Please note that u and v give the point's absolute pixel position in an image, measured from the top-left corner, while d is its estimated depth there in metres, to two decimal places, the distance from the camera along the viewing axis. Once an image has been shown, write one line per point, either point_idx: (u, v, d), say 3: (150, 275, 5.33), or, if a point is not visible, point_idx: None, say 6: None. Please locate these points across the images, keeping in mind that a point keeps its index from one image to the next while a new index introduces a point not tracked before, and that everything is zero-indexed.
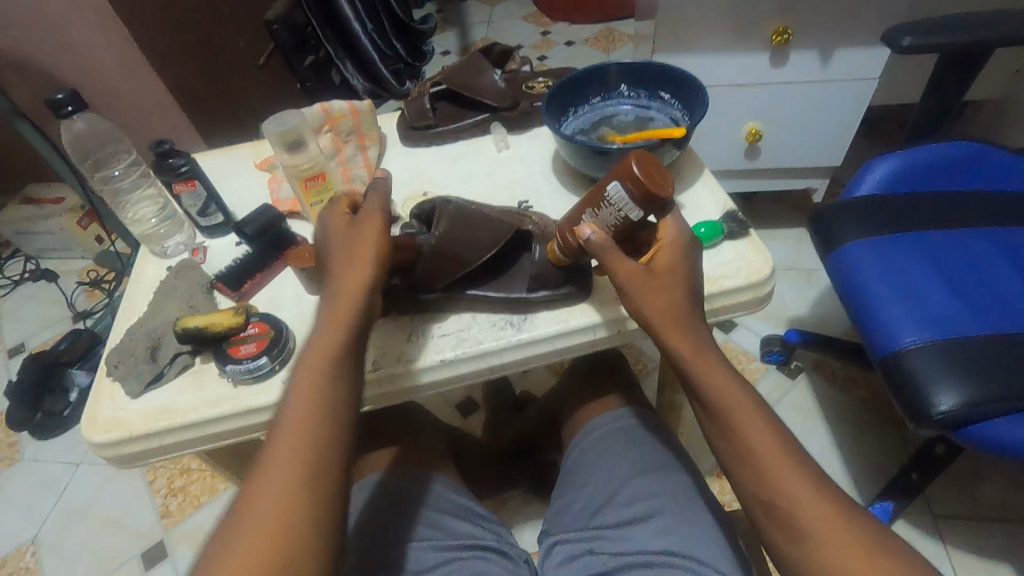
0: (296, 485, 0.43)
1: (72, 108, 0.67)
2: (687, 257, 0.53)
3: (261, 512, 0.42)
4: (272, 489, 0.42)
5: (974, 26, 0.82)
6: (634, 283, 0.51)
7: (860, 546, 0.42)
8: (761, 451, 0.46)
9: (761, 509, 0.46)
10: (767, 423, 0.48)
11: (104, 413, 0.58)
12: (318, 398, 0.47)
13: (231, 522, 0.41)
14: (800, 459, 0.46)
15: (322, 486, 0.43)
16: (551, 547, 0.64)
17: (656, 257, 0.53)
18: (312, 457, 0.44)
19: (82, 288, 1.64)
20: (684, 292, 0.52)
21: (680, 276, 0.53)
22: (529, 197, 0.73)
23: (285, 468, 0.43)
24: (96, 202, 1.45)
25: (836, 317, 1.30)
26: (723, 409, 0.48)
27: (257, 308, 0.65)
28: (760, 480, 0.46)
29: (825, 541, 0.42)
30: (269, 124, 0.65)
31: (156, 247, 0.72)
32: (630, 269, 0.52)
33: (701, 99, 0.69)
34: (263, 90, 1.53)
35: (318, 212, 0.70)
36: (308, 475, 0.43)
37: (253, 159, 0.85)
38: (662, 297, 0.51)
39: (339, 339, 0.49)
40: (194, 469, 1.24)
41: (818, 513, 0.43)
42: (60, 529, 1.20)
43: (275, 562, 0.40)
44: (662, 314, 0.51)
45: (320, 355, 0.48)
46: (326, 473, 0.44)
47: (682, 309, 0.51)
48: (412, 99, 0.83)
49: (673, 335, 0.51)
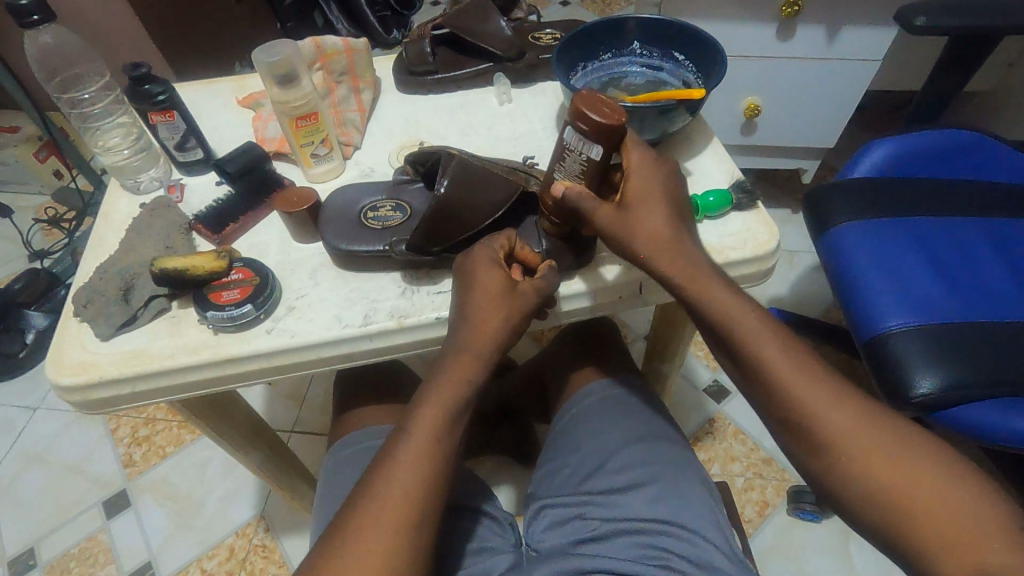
0: (414, 492, 0.46)
1: (38, 18, 0.61)
2: (660, 179, 0.53)
3: (373, 533, 0.44)
4: (396, 485, 0.46)
5: (989, 10, 0.80)
6: (613, 224, 0.51)
7: (887, 449, 0.45)
8: (779, 377, 0.49)
9: (792, 436, 0.49)
10: (782, 347, 0.50)
11: (72, 354, 0.54)
12: (441, 407, 0.49)
13: (372, 491, 0.46)
14: (823, 380, 0.49)
15: (425, 518, 0.46)
16: (538, 510, 0.63)
17: (626, 187, 0.52)
18: (426, 493, 0.46)
19: (39, 226, 1.54)
20: (662, 209, 0.53)
21: (655, 198, 0.53)
22: (533, 155, 0.70)
23: (397, 502, 0.45)
24: (55, 133, 1.36)
25: (814, 298, 1.32)
26: (740, 337, 0.50)
27: (240, 254, 0.61)
28: (787, 412, 0.48)
29: (854, 456, 0.45)
30: (259, 54, 0.60)
31: (128, 181, 0.67)
32: (604, 211, 0.51)
33: (717, 63, 0.67)
34: (241, 26, 1.44)
35: (308, 154, 0.65)
36: (422, 509, 0.46)
37: (236, 94, 0.79)
38: (644, 226, 0.52)
39: (474, 378, 0.50)
40: (160, 419, 1.20)
41: (841, 433, 0.46)
42: (15, 474, 1.15)
43: (402, 549, 0.44)
44: (651, 241, 0.52)
45: (449, 392, 0.49)
46: (432, 507, 0.47)
47: (668, 232, 0.52)
48: (411, 42, 0.78)
49: (661, 259, 0.52)
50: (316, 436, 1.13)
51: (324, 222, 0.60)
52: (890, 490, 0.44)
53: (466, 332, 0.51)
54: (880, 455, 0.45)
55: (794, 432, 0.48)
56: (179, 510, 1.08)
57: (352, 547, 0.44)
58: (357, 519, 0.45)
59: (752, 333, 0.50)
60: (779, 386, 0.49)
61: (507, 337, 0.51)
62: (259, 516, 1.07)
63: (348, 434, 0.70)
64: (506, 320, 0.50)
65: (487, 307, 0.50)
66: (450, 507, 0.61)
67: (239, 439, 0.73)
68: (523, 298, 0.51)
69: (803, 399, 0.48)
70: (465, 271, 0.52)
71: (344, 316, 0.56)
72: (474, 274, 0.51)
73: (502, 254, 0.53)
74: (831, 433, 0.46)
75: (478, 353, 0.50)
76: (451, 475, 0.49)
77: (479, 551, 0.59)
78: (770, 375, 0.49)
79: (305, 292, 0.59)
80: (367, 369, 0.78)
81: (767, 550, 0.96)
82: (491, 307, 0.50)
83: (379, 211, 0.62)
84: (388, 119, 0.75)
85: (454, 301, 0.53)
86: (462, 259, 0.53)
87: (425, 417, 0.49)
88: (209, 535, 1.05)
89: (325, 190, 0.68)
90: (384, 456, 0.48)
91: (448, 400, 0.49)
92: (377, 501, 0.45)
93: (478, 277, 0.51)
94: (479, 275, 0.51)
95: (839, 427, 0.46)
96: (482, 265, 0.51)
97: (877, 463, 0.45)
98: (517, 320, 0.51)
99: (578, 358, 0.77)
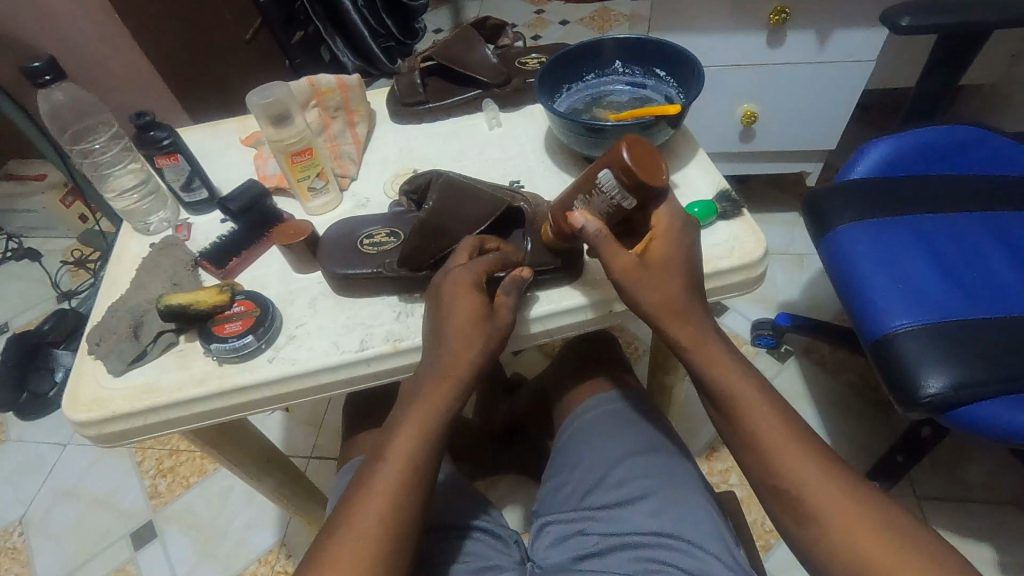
0: (394, 510, 0.48)
1: (50, 78, 0.65)
2: (682, 246, 0.53)
3: (355, 552, 0.46)
4: (377, 506, 0.48)
5: (974, 7, 0.81)
6: (628, 275, 0.52)
7: (845, 504, 0.46)
8: (768, 440, 0.49)
9: (776, 493, 0.49)
10: (755, 397, 0.51)
11: (86, 391, 0.57)
12: (424, 425, 0.51)
13: (358, 510, 0.48)
14: (783, 419, 0.50)
15: (405, 537, 0.48)
16: (541, 526, 0.64)
17: (650, 247, 0.53)
18: (403, 510, 0.48)
19: (67, 267, 1.61)
20: (681, 279, 0.52)
21: (676, 265, 0.53)
22: (522, 177, 0.72)
23: (378, 517, 0.47)
24: (79, 179, 1.43)
25: (827, 301, 1.31)
26: (731, 403, 0.51)
27: (243, 287, 0.64)
28: (775, 471, 0.49)
29: (834, 518, 0.46)
30: (252, 97, 0.63)
31: (138, 223, 0.71)
32: (624, 262, 0.52)
33: (697, 76, 0.68)
34: (251, 66, 1.50)
35: (305, 189, 0.68)
36: (394, 530, 0.47)
37: (240, 134, 0.83)
38: (660, 289, 0.52)
39: (452, 395, 0.52)
40: (183, 449, 1.23)
41: (826, 502, 0.46)
42: (48, 508, 1.19)
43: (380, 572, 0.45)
44: (663, 305, 0.52)
45: (421, 413, 0.51)
46: (405, 530, 0.48)
47: (682, 302, 0.52)
48: (402, 75, 0.81)
49: (674, 326, 0.52)
50: (333, 460, 1.15)
51: (320, 252, 0.63)
52: (846, 546, 0.45)
53: (445, 348, 0.52)
54: (837, 510, 0.46)
55: (782, 492, 0.48)
56: (203, 538, 1.11)
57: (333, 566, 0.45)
58: (341, 536, 0.47)
59: (734, 385, 0.51)
60: (765, 445, 0.49)
61: (485, 357, 0.52)
62: (280, 542, 1.09)
63: (357, 451, 0.71)
64: (478, 342, 0.52)
65: (460, 329, 0.52)
66: (452, 526, 0.62)
67: (252, 467, 0.75)
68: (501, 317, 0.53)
69: (773, 446, 0.49)
70: (439, 288, 0.54)
71: (342, 342, 0.58)
72: (455, 288, 0.53)
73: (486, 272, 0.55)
74: (800, 488, 0.47)
75: (452, 370, 0.51)
76: (423, 495, 0.50)
77: (482, 569, 0.59)
78: (767, 443, 0.49)
79: (304, 321, 0.61)
80: (375, 392, 0.80)
81: (791, 559, 0.95)
82: (463, 327, 0.52)
83: (373, 238, 0.63)
84: (383, 149, 0.78)
85: (431, 321, 0.54)
86: (439, 277, 0.55)
87: (399, 438, 0.50)
88: (233, 563, 1.08)
89: (323, 222, 0.70)
90: (371, 474, 0.50)
91: (423, 422, 0.51)
92: (355, 518, 0.47)
93: (455, 302, 0.52)
94: (454, 298, 0.52)
95: (804, 483, 0.47)
96: (458, 285, 0.53)
97: (835, 515, 0.46)
98: (489, 345, 0.52)
99: (580, 373, 0.77)
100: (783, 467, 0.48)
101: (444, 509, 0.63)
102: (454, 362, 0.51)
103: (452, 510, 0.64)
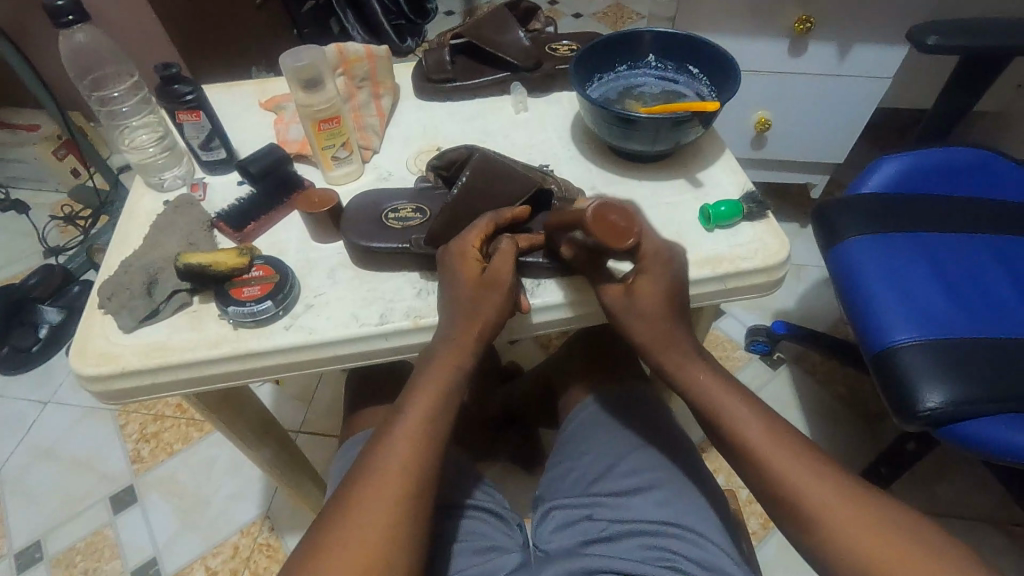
0: (413, 470, 0.48)
1: (73, 19, 0.63)
2: (670, 280, 0.54)
3: (376, 509, 0.46)
4: (395, 468, 0.48)
5: (999, 32, 0.82)
6: (613, 306, 0.55)
7: (845, 499, 0.46)
8: (766, 444, 0.49)
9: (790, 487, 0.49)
10: (747, 402, 0.52)
11: (95, 345, 0.56)
12: (439, 392, 0.51)
13: (375, 471, 0.48)
14: (776, 423, 0.50)
15: (421, 497, 0.48)
16: (546, 512, 0.63)
17: (638, 282, 0.54)
18: (421, 472, 0.48)
19: (56, 223, 1.57)
20: (666, 312, 0.54)
21: (661, 297, 0.54)
22: (548, 162, 0.71)
23: (398, 476, 0.47)
24: (76, 132, 1.39)
25: (822, 312, 1.33)
26: (724, 415, 0.51)
27: (261, 251, 0.63)
28: (777, 474, 0.48)
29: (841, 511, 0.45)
30: (286, 58, 0.63)
31: (152, 178, 0.69)
32: (612, 296, 0.55)
33: (731, 76, 0.68)
34: (261, 31, 1.47)
35: (329, 157, 0.67)
36: (417, 486, 0.47)
37: (258, 97, 0.81)
38: (644, 323, 0.54)
39: (465, 366, 0.53)
40: (168, 416, 1.21)
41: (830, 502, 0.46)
42: (24, 466, 1.17)
43: (397, 529, 0.45)
44: (646, 332, 0.54)
45: (439, 378, 0.52)
46: (425, 486, 0.48)
47: (668, 330, 0.54)
48: (430, 50, 0.80)
49: (663, 351, 0.54)
50: (323, 436, 1.14)
51: (344, 223, 0.62)
52: (863, 550, 0.44)
53: (459, 318, 0.53)
54: (842, 512, 0.45)
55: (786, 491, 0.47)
56: (185, 506, 1.09)
57: (351, 523, 0.45)
58: (360, 494, 0.47)
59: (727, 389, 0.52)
60: (769, 450, 0.49)
61: (493, 329, 0.53)
62: (264, 515, 1.08)
63: (362, 426, 0.70)
64: (488, 312, 0.53)
65: (463, 300, 0.53)
66: (457, 504, 0.62)
67: (250, 436, 0.74)
68: (498, 286, 0.53)
69: (769, 448, 0.49)
70: (444, 263, 0.56)
71: (361, 314, 0.58)
72: (454, 269, 0.54)
73: (478, 247, 0.55)
74: (807, 488, 0.47)
75: (467, 340, 0.53)
76: (439, 460, 0.50)
77: (484, 550, 0.59)
78: (769, 451, 0.49)
79: (323, 291, 0.60)
80: (379, 369, 0.79)
81: (773, 560, 0.96)
82: (468, 297, 0.53)
83: (398, 212, 0.63)
84: (405, 124, 0.77)
85: (440, 294, 0.56)
86: (443, 252, 0.56)
87: (417, 403, 0.51)
88: (215, 532, 1.06)
89: (344, 192, 0.69)
90: (385, 438, 0.50)
91: (439, 389, 0.51)
92: (376, 477, 0.47)
93: (457, 271, 0.54)
94: (459, 268, 0.54)
95: (808, 482, 0.47)
96: (459, 258, 0.54)
97: (851, 516, 0.45)
98: (488, 322, 0.53)
99: (586, 364, 0.77)
100: (789, 470, 0.48)
101: (448, 491, 0.63)
102: (465, 334, 0.53)
103: (455, 490, 0.63)
